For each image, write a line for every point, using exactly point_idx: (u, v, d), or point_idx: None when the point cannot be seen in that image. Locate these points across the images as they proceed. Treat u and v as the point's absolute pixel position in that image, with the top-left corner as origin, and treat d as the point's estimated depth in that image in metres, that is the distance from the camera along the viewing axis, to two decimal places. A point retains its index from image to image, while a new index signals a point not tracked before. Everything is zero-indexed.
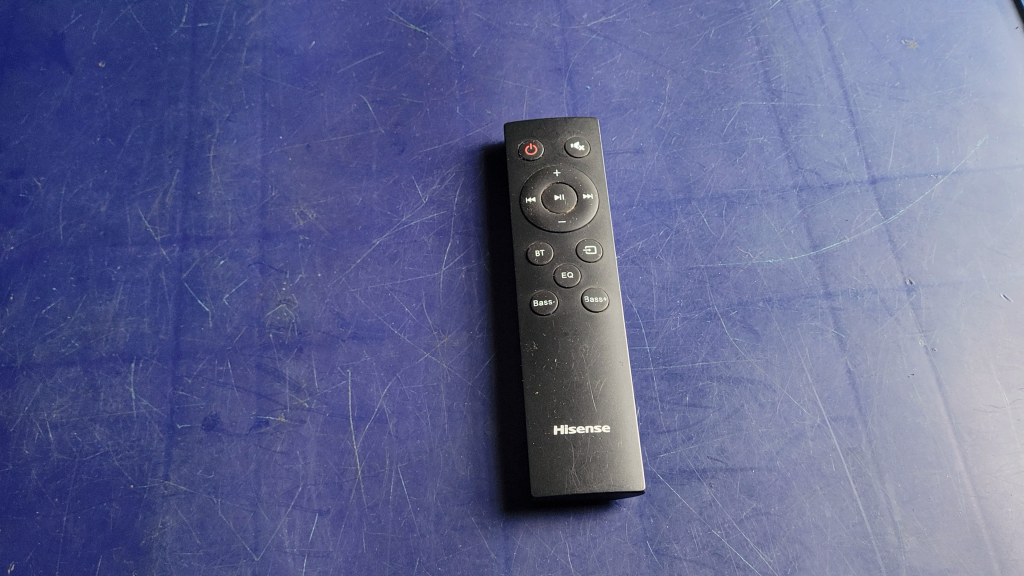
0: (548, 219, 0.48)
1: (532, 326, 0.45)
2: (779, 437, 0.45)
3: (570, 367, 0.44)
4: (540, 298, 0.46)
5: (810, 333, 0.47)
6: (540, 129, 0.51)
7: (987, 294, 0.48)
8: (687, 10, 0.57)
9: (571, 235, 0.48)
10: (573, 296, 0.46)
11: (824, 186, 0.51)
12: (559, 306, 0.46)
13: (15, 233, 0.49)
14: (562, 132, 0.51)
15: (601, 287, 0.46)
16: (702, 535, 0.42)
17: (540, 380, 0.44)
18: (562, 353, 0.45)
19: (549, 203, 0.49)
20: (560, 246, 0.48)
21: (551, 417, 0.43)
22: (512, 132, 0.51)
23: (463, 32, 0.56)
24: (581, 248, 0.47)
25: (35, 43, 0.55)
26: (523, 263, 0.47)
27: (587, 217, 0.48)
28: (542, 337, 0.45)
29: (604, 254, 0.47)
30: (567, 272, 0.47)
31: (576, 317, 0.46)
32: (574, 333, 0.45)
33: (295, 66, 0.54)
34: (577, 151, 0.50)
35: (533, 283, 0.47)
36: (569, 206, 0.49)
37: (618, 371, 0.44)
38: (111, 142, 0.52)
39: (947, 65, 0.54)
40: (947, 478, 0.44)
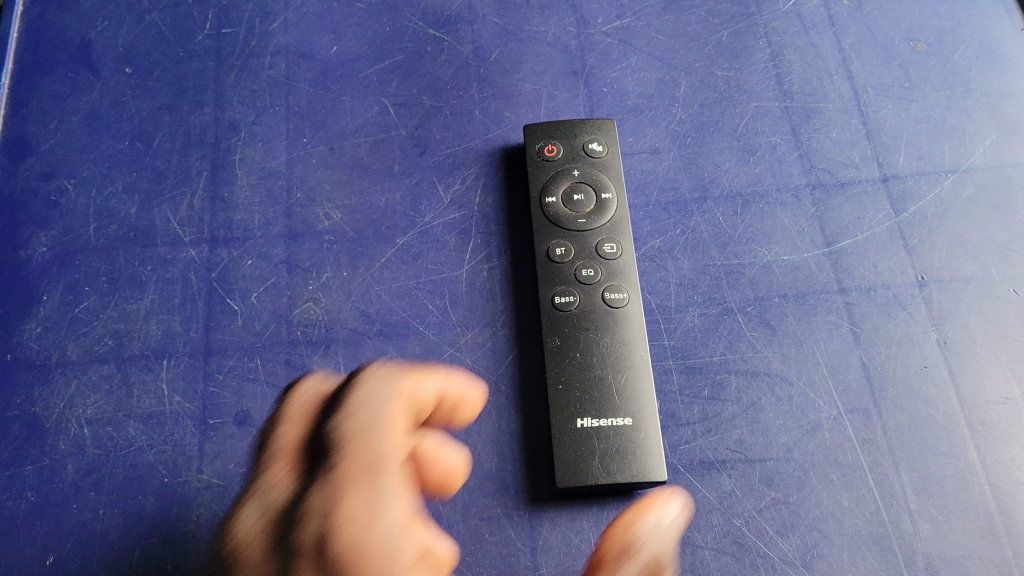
0: (568, 218, 0.49)
1: (556, 322, 0.47)
2: (796, 428, 0.46)
3: (593, 361, 0.46)
4: (562, 295, 0.47)
5: (825, 328, 0.48)
6: (558, 131, 0.52)
7: (997, 289, 0.49)
8: (700, 14, 0.58)
9: (591, 233, 0.49)
10: (594, 292, 0.47)
11: (837, 185, 0.52)
12: (580, 302, 0.47)
13: (48, 235, 0.51)
14: (580, 134, 0.52)
15: (621, 284, 0.48)
16: (723, 524, 0.44)
17: (560, 376, 0.45)
18: (584, 348, 0.46)
19: (568, 202, 0.50)
20: (581, 245, 0.49)
21: (574, 410, 0.44)
22: (531, 135, 0.52)
23: (481, 37, 0.57)
24: (600, 246, 0.49)
25: (64, 49, 0.56)
26: (544, 261, 0.48)
27: (606, 216, 0.49)
28: (565, 334, 0.46)
29: (623, 251, 0.49)
30: (588, 269, 0.48)
31: (597, 312, 0.47)
32: (595, 329, 0.46)
33: (317, 71, 0.56)
34: (595, 151, 0.51)
35: (554, 279, 0.48)
36: (588, 205, 0.50)
37: (638, 363, 0.46)
38: (139, 146, 0.53)
39: (955, 66, 0.55)
40: (960, 467, 0.45)
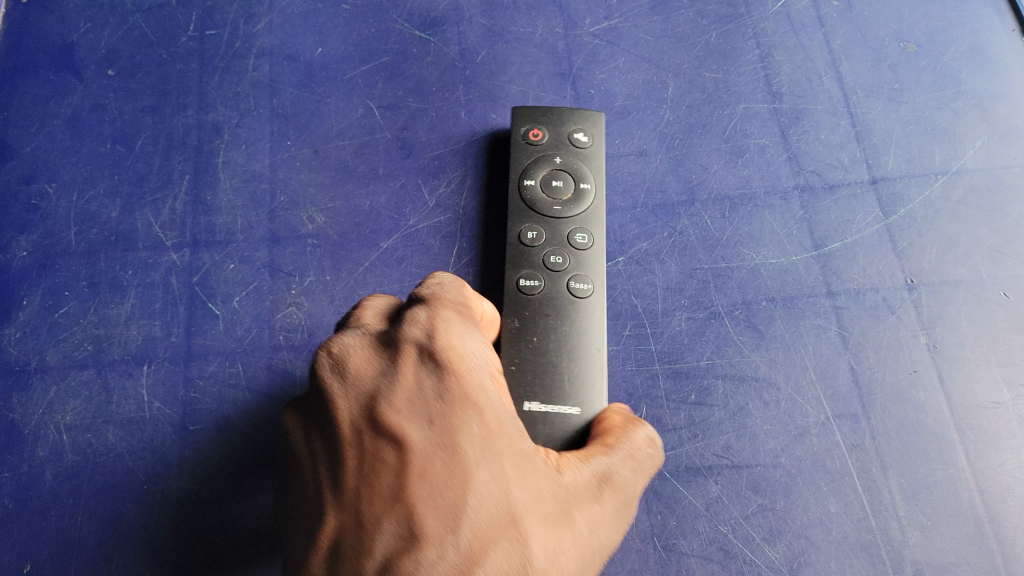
0: (544, 203, 0.49)
1: (518, 305, 0.46)
2: (784, 433, 0.45)
3: (548, 347, 0.45)
4: (527, 278, 0.47)
5: (813, 332, 0.48)
6: (546, 118, 0.51)
7: (988, 293, 0.48)
8: (688, 15, 0.57)
9: (565, 220, 0.48)
10: (558, 279, 0.47)
11: (825, 187, 0.51)
12: (545, 288, 0.46)
13: (28, 239, 0.50)
14: (566, 123, 0.51)
15: (587, 275, 0.47)
16: (709, 531, 0.43)
17: (516, 357, 0.44)
18: (543, 333, 0.45)
19: (547, 187, 0.49)
20: (553, 231, 0.48)
21: (527, 394, 0.43)
22: (518, 116, 0.51)
23: (468, 38, 0.56)
24: (572, 235, 0.48)
25: (45, 51, 0.56)
26: (514, 243, 0.48)
27: (581, 206, 0.49)
28: (524, 317, 0.45)
29: (594, 243, 0.48)
30: (556, 257, 0.47)
31: (558, 299, 0.46)
32: (556, 315, 0.46)
33: (302, 72, 0.55)
34: (580, 142, 0.51)
35: (523, 261, 0.47)
36: (566, 193, 0.49)
37: (593, 359, 0.45)
38: (121, 149, 0.53)
39: (946, 67, 0.55)
40: (950, 473, 0.44)
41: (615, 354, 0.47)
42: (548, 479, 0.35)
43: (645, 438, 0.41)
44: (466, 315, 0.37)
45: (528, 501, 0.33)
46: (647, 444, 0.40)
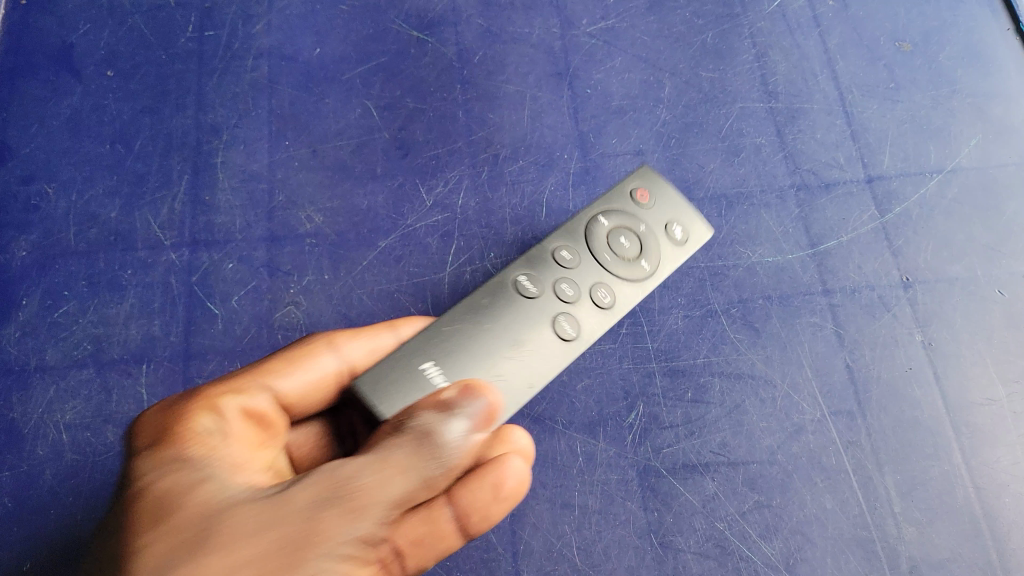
0: (598, 245, 0.38)
1: (501, 288, 0.36)
2: (780, 430, 0.45)
3: (495, 335, 0.34)
4: (527, 283, 0.36)
5: (809, 329, 0.48)
6: (674, 195, 0.40)
7: (983, 290, 0.49)
8: (684, 15, 0.57)
9: (603, 273, 0.38)
10: (551, 310, 0.36)
11: (821, 186, 0.52)
12: (532, 300, 0.36)
13: (27, 238, 0.50)
14: (682, 213, 0.40)
15: (581, 327, 0.36)
16: (705, 528, 0.44)
17: (450, 318, 0.34)
18: (497, 322, 0.35)
19: (608, 235, 0.38)
20: (586, 271, 0.38)
21: (424, 353, 0.33)
22: (642, 172, 0.41)
23: (465, 38, 0.56)
24: (596, 289, 0.37)
25: (44, 51, 0.56)
26: (553, 236, 0.38)
27: (625, 280, 0.38)
28: (494, 303, 0.35)
29: (611, 310, 0.37)
30: (565, 291, 0.36)
31: (533, 330, 0.35)
32: (522, 323, 0.35)
33: (301, 73, 0.55)
34: (677, 237, 0.39)
35: (544, 257, 0.37)
36: (626, 252, 0.38)
37: (509, 392, 0.33)
38: (120, 150, 0.53)
39: (941, 67, 0.55)
40: (945, 469, 0.45)
41: (612, 352, 0.47)
42: (254, 507, 0.29)
43: (441, 395, 0.31)
44: (242, 387, 0.36)
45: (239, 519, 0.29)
46: (425, 430, 0.30)
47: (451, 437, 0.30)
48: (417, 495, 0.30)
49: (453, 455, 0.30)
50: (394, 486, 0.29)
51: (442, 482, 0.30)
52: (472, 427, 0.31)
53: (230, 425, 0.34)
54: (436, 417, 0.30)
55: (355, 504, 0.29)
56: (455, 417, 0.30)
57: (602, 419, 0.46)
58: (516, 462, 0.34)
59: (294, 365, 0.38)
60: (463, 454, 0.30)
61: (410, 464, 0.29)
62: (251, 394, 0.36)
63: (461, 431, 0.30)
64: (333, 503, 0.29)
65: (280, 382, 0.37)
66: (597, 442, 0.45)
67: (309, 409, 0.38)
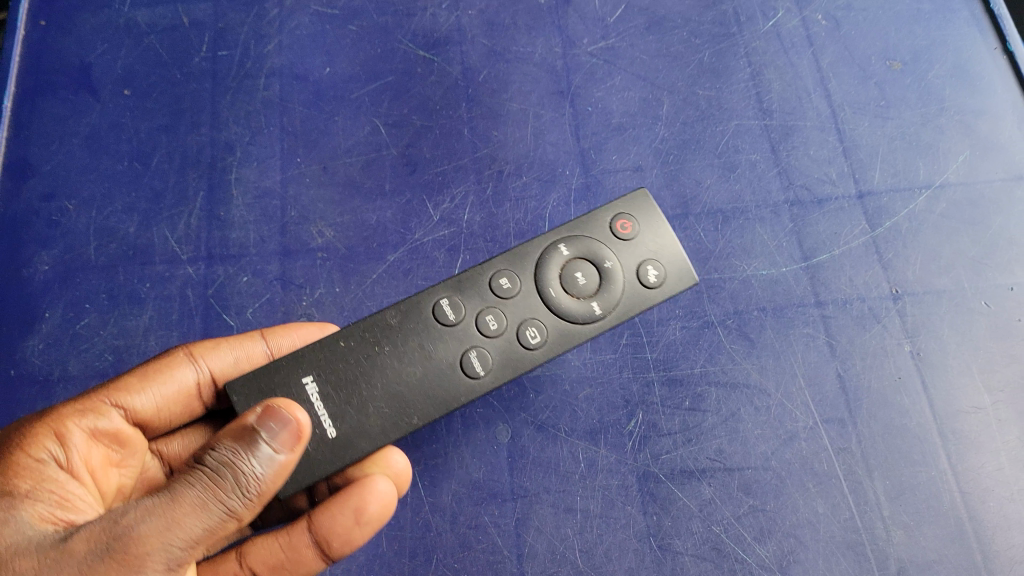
0: (552, 277, 0.43)
1: (420, 312, 0.42)
2: (774, 437, 0.48)
3: (402, 360, 0.41)
4: (450, 309, 0.43)
5: (801, 340, 0.50)
6: (659, 225, 0.44)
7: (970, 302, 0.51)
8: (682, 34, 0.59)
9: (540, 308, 0.43)
10: (468, 340, 0.42)
11: (814, 201, 0.53)
12: (446, 328, 0.42)
13: (49, 253, 0.52)
14: (660, 253, 0.43)
15: (491, 364, 0.42)
16: (702, 531, 0.46)
17: (348, 335, 0.42)
18: (394, 355, 0.41)
19: (564, 269, 0.43)
20: (522, 303, 0.43)
21: (305, 367, 0.41)
22: (633, 203, 0.44)
23: (470, 58, 0.58)
24: (523, 328, 0.42)
25: (63, 72, 0.58)
26: (503, 260, 0.44)
27: (567, 317, 0.43)
28: (403, 326, 0.42)
29: (535, 353, 0.42)
30: (490, 322, 0.42)
31: (438, 358, 0.42)
32: (424, 353, 0.42)
33: (311, 92, 0.57)
34: (648, 280, 0.43)
35: (485, 285, 0.43)
36: (584, 288, 0.43)
37: (391, 421, 0.41)
38: (138, 167, 0.55)
39: (930, 85, 0.57)
40: (932, 475, 0.47)
41: (613, 362, 0.49)
42: (40, 557, 0.34)
43: (244, 421, 0.36)
44: (97, 409, 0.43)
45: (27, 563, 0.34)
46: (225, 467, 0.34)
47: (251, 469, 0.35)
48: (221, 526, 0.35)
49: (254, 486, 0.35)
50: (193, 527, 0.34)
51: (246, 510, 0.35)
52: (280, 454, 0.35)
53: (68, 456, 0.40)
54: (237, 453, 0.35)
55: (134, 566, 0.33)
56: (261, 448, 0.35)
57: (603, 427, 0.48)
58: (381, 487, 0.43)
59: (156, 383, 0.46)
60: (266, 481, 0.35)
61: (210, 502, 0.34)
62: (105, 415, 0.43)
63: (265, 463, 0.35)
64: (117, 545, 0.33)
65: (135, 399, 0.45)
66: (598, 449, 0.48)
67: (171, 415, 0.47)
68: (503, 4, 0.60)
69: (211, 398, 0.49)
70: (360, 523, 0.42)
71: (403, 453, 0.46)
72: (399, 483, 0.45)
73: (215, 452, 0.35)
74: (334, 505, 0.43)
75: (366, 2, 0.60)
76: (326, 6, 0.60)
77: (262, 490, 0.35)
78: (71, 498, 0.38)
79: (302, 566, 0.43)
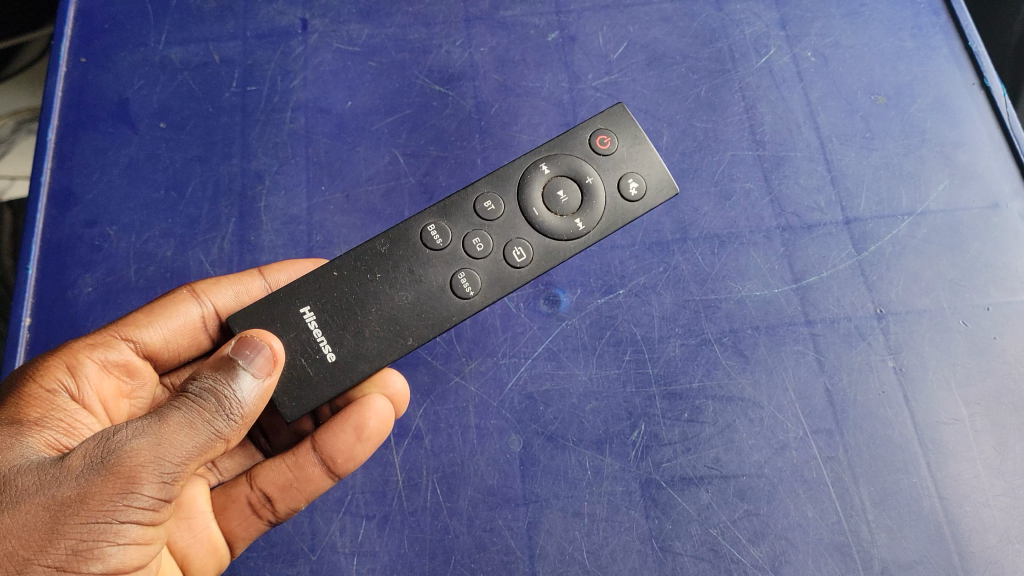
0: (536, 197, 0.48)
1: (406, 236, 0.47)
2: (767, 447, 0.51)
3: (393, 285, 0.46)
4: (435, 232, 0.47)
5: (792, 356, 0.54)
6: (635, 139, 0.49)
7: (948, 321, 0.54)
8: (680, 70, 0.63)
9: (524, 227, 0.48)
10: (456, 262, 0.47)
11: (804, 227, 0.57)
12: (432, 251, 0.47)
13: (93, 276, 0.57)
14: (640, 168, 0.48)
15: (481, 282, 0.47)
16: (701, 533, 0.50)
17: (341, 265, 0.46)
18: (387, 280, 0.46)
19: (547, 188, 0.48)
20: (507, 223, 0.48)
21: (302, 299, 0.46)
22: (611, 119, 0.49)
23: (482, 92, 0.62)
24: (510, 249, 0.47)
25: (103, 106, 0.62)
26: (486, 184, 0.48)
27: (552, 234, 0.48)
28: (393, 252, 0.47)
29: (523, 269, 0.47)
30: (476, 244, 0.47)
31: (429, 281, 0.47)
32: (415, 277, 0.47)
33: (334, 125, 0.61)
34: (628, 193, 0.48)
35: (469, 209, 0.48)
36: (568, 204, 0.48)
37: (387, 343, 0.46)
38: (173, 195, 0.59)
39: (912, 118, 0.61)
40: (913, 481, 0.50)
41: (617, 376, 0.53)
42: (39, 474, 0.37)
43: (225, 352, 0.41)
44: (107, 343, 0.48)
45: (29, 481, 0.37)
46: (210, 391, 0.39)
47: (233, 393, 0.39)
48: (208, 446, 0.39)
49: (236, 410, 0.40)
50: (184, 444, 0.38)
51: (230, 433, 0.40)
52: (258, 380, 0.41)
53: (80, 389, 0.45)
54: (219, 380, 0.39)
55: (131, 477, 0.36)
56: (242, 374, 0.40)
57: (608, 437, 0.52)
58: (378, 405, 0.49)
59: (163, 318, 0.50)
60: (246, 405, 0.40)
61: (198, 421, 0.38)
62: (116, 348, 0.48)
63: (245, 388, 0.40)
64: (111, 462, 0.37)
65: (144, 334, 0.50)
66: (604, 457, 0.51)
67: (178, 348, 0.52)
68: (513, 41, 0.64)
69: (216, 332, 0.53)
70: (361, 439, 0.49)
71: (401, 376, 0.51)
72: (397, 402, 0.50)
73: (200, 379, 0.39)
74: (336, 425, 0.49)
75: (385, 40, 0.64)
76: (348, 44, 0.64)
77: (243, 413, 0.40)
78: (79, 426, 0.43)
79: (310, 483, 0.48)
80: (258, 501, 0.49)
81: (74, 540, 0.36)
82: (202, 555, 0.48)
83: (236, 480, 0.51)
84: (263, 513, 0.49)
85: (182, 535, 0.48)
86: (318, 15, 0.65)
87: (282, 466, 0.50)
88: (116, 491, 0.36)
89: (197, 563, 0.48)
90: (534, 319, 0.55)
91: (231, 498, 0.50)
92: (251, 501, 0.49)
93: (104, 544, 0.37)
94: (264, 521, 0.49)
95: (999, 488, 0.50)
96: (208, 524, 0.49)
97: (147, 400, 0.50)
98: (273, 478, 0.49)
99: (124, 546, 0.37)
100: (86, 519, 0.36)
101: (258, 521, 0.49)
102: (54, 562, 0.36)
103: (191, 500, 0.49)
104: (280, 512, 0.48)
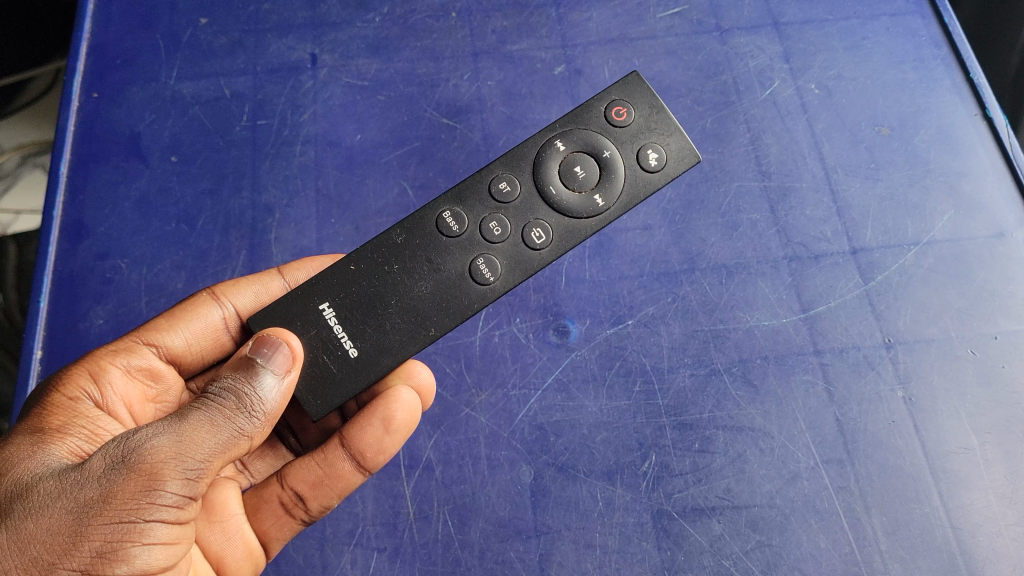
0: (555, 174, 0.48)
1: (422, 224, 0.47)
2: (779, 477, 0.51)
3: (411, 276, 0.46)
4: (451, 220, 0.47)
5: (801, 387, 0.54)
6: (652, 109, 0.49)
7: (957, 350, 0.55)
8: (686, 102, 0.63)
9: (543, 209, 0.48)
10: (475, 249, 0.47)
11: (811, 257, 0.58)
12: (450, 239, 0.47)
13: (104, 308, 0.57)
14: (658, 140, 0.48)
15: (500, 268, 0.47)
16: (713, 565, 0.50)
17: (358, 259, 0.47)
18: (405, 272, 0.46)
19: (564, 165, 0.48)
20: (523, 204, 0.48)
21: (320, 296, 0.46)
22: (625, 89, 0.49)
23: (490, 124, 0.63)
24: (529, 232, 0.47)
25: (115, 140, 0.63)
26: (501, 166, 0.49)
27: (571, 213, 0.48)
28: (409, 241, 0.47)
29: (542, 253, 0.47)
30: (495, 229, 0.47)
31: (448, 270, 0.47)
32: (434, 266, 0.47)
33: (344, 157, 0.62)
34: (648, 164, 0.48)
35: (485, 193, 0.48)
36: (587, 180, 0.48)
37: (408, 335, 0.46)
38: (185, 227, 0.60)
39: (916, 148, 0.61)
40: (926, 511, 0.50)
41: (626, 407, 0.53)
42: (61, 480, 0.37)
43: (243, 355, 0.42)
44: (130, 349, 0.48)
45: (51, 488, 0.37)
46: (230, 390, 0.40)
47: (253, 392, 0.40)
48: (231, 444, 0.39)
49: (257, 407, 0.40)
50: (206, 441, 0.38)
51: (253, 430, 0.40)
52: (278, 378, 0.41)
53: (103, 396, 0.45)
54: (239, 381, 0.40)
55: (153, 475, 0.36)
56: (262, 372, 0.41)
57: (619, 467, 0.52)
58: (405, 397, 0.49)
59: (184, 321, 0.51)
60: (268, 403, 0.41)
61: (219, 419, 0.39)
62: (139, 353, 0.49)
63: (267, 386, 0.41)
64: (133, 463, 0.37)
65: (167, 338, 0.50)
66: (615, 488, 0.51)
67: (202, 353, 0.52)
68: (519, 75, 0.64)
69: (238, 333, 0.53)
70: (389, 431, 0.49)
71: (426, 368, 0.52)
72: (423, 394, 0.51)
73: (221, 381, 0.40)
74: (363, 420, 0.49)
75: (393, 74, 0.65)
76: (357, 78, 0.65)
77: (265, 411, 0.40)
78: (101, 433, 0.43)
79: (342, 480, 0.48)
80: (290, 501, 0.49)
81: (99, 542, 0.36)
82: (237, 558, 0.48)
83: (267, 481, 0.51)
84: (296, 513, 0.49)
85: (217, 538, 0.48)
86: (327, 50, 0.66)
87: (312, 464, 0.50)
88: (139, 489, 0.36)
89: (233, 566, 0.48)
90: (545, 350, 0.55)
91: (264, 498, 0.50)
92: (283, 501, 0.49)
93: (130, 545, 0.36)
94: (298, 520, 0.49)
95: (1012, 518, 0.50)
96: (242, 526, 0.49)
97: (173, 405, 0.51)
98: (304, 475, 0.49)
99: (151, 547, 0.37)
100: (110, 520, 0.36)
101: (292, 521, 0.49)
102: (79, 566, 0.36)
103: (223, 504, 0.49)
104: (313, 510, 0.48)
